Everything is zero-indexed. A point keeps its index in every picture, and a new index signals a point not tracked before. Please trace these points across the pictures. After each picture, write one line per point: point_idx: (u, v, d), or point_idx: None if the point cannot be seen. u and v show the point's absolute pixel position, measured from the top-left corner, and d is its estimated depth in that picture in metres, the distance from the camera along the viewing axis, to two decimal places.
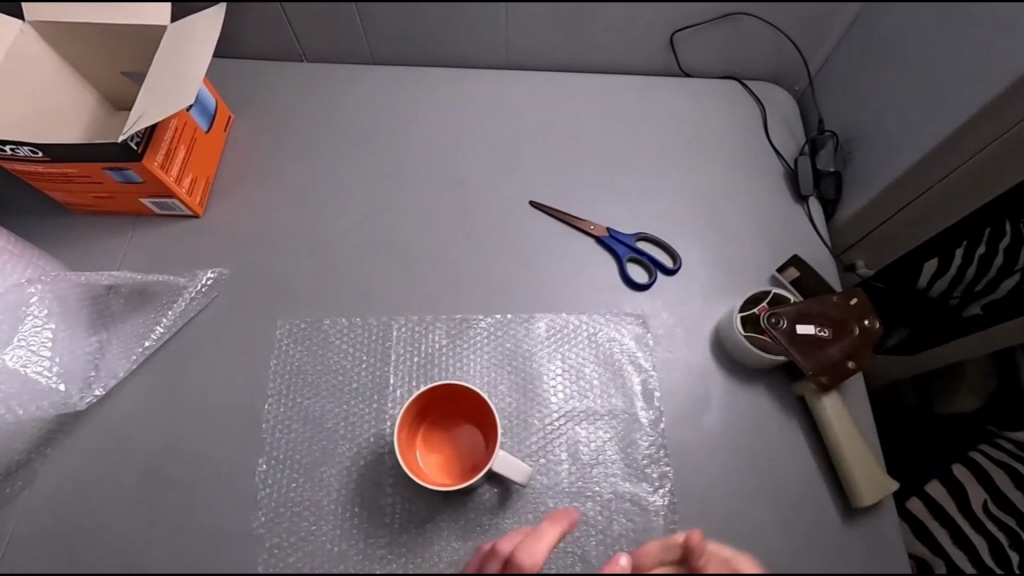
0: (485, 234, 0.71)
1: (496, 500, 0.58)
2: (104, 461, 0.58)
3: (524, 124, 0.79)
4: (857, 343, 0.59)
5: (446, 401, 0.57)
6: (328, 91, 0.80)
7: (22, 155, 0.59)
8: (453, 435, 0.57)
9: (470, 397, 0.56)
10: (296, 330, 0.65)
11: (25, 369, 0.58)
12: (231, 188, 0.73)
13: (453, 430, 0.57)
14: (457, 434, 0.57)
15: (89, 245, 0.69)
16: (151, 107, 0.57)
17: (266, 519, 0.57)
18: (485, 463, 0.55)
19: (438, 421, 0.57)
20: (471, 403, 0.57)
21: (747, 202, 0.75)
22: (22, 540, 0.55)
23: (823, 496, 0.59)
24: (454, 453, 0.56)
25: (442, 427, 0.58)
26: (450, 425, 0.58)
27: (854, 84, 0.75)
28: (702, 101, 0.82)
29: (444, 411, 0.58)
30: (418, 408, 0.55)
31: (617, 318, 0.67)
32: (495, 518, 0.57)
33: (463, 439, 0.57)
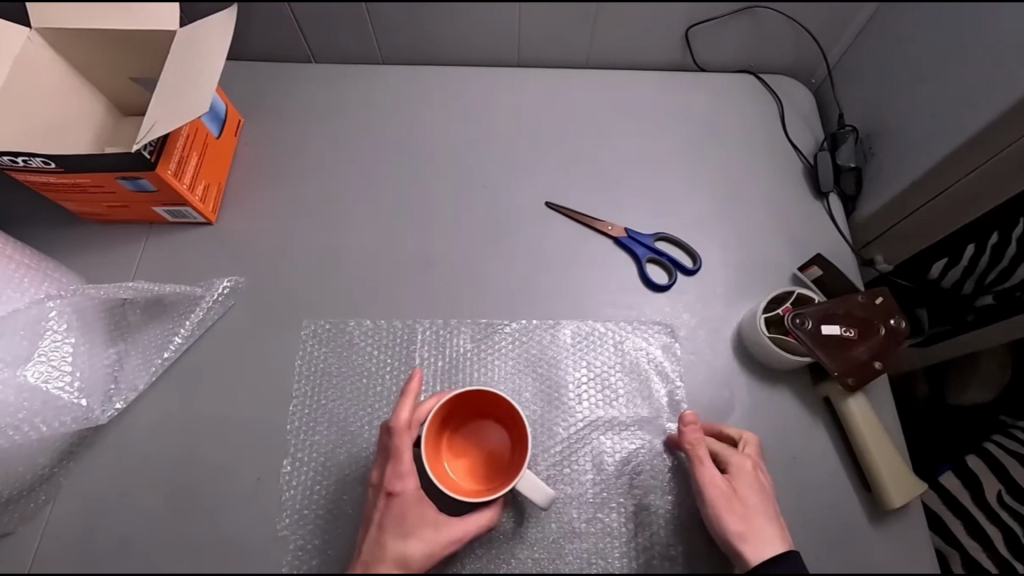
0: (502, 235, 0.70)
1: (518, 513, 0.58)
2: (126, 473, 0.58)
3: (538, 123, 0.78)
4: (882, 343, 0.59)
5: (476, 405, 0.56)
6: (338, 93, 0.79)
7: (35, 167, 0.58)
8: (479, 438, 0.56)
9: (500, 403, 0.54)
10: (321, 332, 0.65)
11: (47, 385, 0.57)
12: (245, 194, 0.72)
13: (481, 435, 0.56)
14: (486, 440, 0.56)
15: (104, 254, 0.68)
16: (164, 116, 0.56)
17: (291, 520, 0.57)
18: (511, 471, 0.54)
19: (464, 426, 0.57)
20: (501, 409, 0.55)
21: (766, 199, 0.74)
22: (46, 555, 0.55)
23: (850, 497, 0.58)
24: (480, 457, 0.56)
25: (469, 433, 0.57)
26: (477, 431, 0.56)
27: (875, 78, 0.73)
28: (718, 97, 0.81)
29: (469, 415, 0.56)
30: (447, 411, 0.54)
31: (644, 327, 0.66)
32: (515, 539, 0.57)
33: (489, 441, 0.56)
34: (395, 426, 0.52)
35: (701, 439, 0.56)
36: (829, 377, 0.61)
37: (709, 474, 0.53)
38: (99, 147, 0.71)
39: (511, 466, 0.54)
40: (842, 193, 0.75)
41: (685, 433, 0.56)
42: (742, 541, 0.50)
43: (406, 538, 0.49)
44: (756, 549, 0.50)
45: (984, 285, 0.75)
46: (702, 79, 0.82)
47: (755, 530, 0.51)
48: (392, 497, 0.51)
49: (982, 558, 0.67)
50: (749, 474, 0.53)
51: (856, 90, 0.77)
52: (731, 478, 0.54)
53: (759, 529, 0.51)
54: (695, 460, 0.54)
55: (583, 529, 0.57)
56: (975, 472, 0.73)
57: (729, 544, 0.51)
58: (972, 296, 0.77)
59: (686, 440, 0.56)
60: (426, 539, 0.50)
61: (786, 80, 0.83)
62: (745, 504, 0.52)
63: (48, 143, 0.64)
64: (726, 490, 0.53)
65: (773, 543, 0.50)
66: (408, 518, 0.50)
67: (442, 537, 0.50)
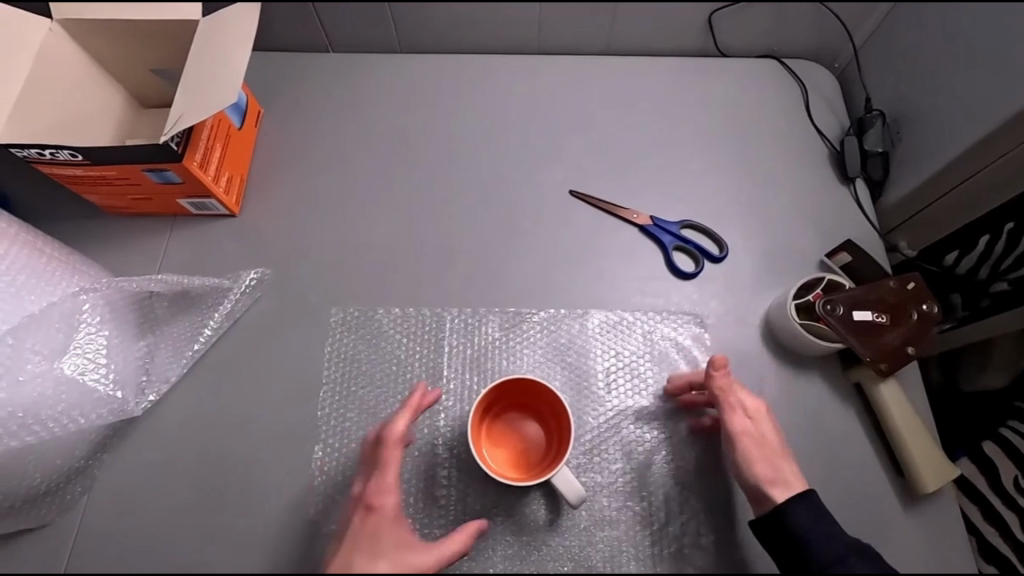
0: (525, 221, 0.70)
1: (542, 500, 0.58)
2: (159, 464, 0.58)
3: (558, 107, 0.77)
4: (915, 328, 0.59)
5: (525, 392, 0.56)
6: (358, 79, 0.79)
7: (62, 159, 0.57)
8: (517, 428, 0.56)
9: (544, 393, 0.55)
10: (349, 320, 0.65)
11: (83, 378, 0.56)
12: (266, 186, 0.72)
13: (521, 423, 0.57)
14: (526, 430, 0.56)
15: (128, 247, 0.68)
16: (191, 107, 0.56)
17: (323, 510, 0.57)
18: (552, 460, 0.54)
19: (508, 412, 0.57)
20: (543, 399, 0.56)
21: (791, 185, 0.73)
22: (85, 547, 0.55)
23: (880, 482, 0.59)
24: (521, 446, 0.56)
25: (510, 422, 0.57)
26: (514, 420, 0.57)
27: (902, 60, 0.73)
28: (742, 81, 0.80)
29: (508, 405, 0.57)
30: (494, 397, 0.55)
31: (675, 318, 0.66)
32: (546, 535, 0.57)
33: (527, 431, 0.56)
34: (391, 434, 0.50)
35: (730, 385, 0.55)
36: (860, 362, 0.61)
37: (737, 422, 0.54)
38: (121, 139, 0.70)
39: (550, 455, 0.55)
40: (868, 178, 0.74)
41: (715, 378, 0.55)
42: (770, 486, 0.51)
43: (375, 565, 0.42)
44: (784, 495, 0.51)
45: (1000, 271, 0.74)
46: (727, 63, 0.81)
47: (780, 471, 0.52)
48: (371, 511, 0.46)
49: (999, 543, 0.68)
50: (770, 417, 0.55)
51: (883, 74, 0.76)
52: (758, 423, 0.54)
53: (784, 472, 0.52)
54: (726, 404, 0.55)
55: (614, 518, 0.58)
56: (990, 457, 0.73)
57: (756, 489, 0.51)
58: (987, 282, 0.76)
59: (715, 386, 0.55)
60: (397, 561, 0.44)
61: (809, 64, 0.82)
62: (771, 448, 0.53)
63: (72, 135, 0.64)
64: (754, 436, 0.53)
65: (796, 482, 0.51)
66: (381, 540, 0.44)
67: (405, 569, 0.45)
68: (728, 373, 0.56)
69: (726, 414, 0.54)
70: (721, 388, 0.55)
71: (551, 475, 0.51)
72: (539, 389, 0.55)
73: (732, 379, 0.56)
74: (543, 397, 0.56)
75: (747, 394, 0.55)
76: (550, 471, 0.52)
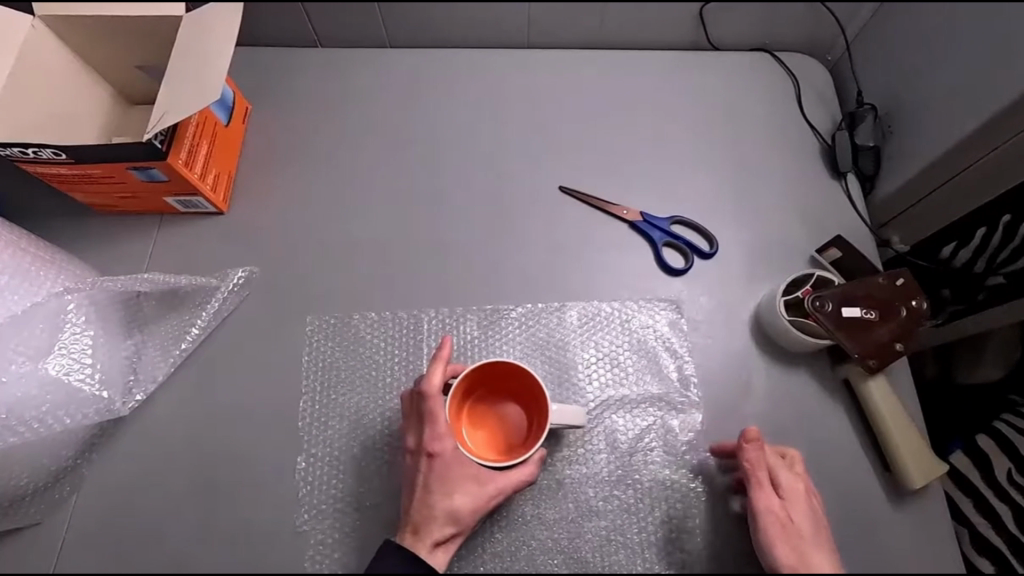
0: (516, 218, 0.70)
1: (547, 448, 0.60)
2: (148, 465, 0.58)
3: (548, 100, 0.77)
4: (904, 326, 0.59)
5: (491, 375, 0.56)
6: (346, 75, 0.78)
7: (46, 158, 0.57)
8: (488, 406, 0.56)
9: (509, 369, 0.55)
10: (326, 327, 0.64)
11: (69, 378, 0.56)
12: (254, 183, 0.72)
13: (497, 402, 0.57)
14: (502, 410, 0.56)
15: (117, 246, 0.68)
16: (172, 108, 0.55)
17: (310, 517, 0.57)
18: (529, 424, 0.56)
19: (481, 399, 0.57)
20: (508, 374, 0.56)
21: (782, 180, 0.73)
22: (75, 546, 0.55)
23: (869, 479, 0.59)
24: (495, 422, 0.56)
25: (485, 405, 0.57)
26: (483, 400, 0.57)
27: (895, 54, 0.72)
28: (733, 75, 0.79)
29: (476, 390, 0.56)
30: (465, 383, 0.55)
31: (651, 305, 0.66)
32: (534, 531, 0.57)
33: (496, 406, 0.57)
34: (428, 390, 0.52)
35: (762, 461, 0.53)
36: (850, 359, 0.61)
37: (765, 500, 0.51)
38: (108, 137, 0.70)
39: (530, 420, 0.55)
40: (860, 173, 0.73)
41: (746, 451, 0.53)
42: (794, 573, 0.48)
43: (452, 495, 0.50)
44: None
45: (996, 264, 0.74)
46: (718, 58, 0.80)
47: (808, 559, 0.49)
48: (434, 457, 0.51)
49: (991, 536, 0.66)
50: (803, 498, 0.52)
51: (875, 66, 0.75)
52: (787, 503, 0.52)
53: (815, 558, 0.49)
54: (752, 480, 0.52)
55: (600, 507, 0.58)
56: (986, 452, 0.71)
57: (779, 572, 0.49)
58: (983, 275, 0.76)
59: (745, 462, 0.53)
60: (471, 492, 0.50)
61: (801, 57, 0.81)
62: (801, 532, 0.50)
63: (57, 135, 0.64)
64: (782, 518, 0.51)
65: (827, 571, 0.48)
66: (452, 475, 0.50)
67: (485, 489, 0.51)
68: (762, 448, 0.53)
69: (753, 490, 0.52)
70: (751, 463, 0.53)
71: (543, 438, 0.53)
72: (505, 367, 0.55)
73: (765, 454, 0.53)
74: (510, 374, 0.56)
75: (778, 470, 0.53)
76: (541, 434, 0.53)
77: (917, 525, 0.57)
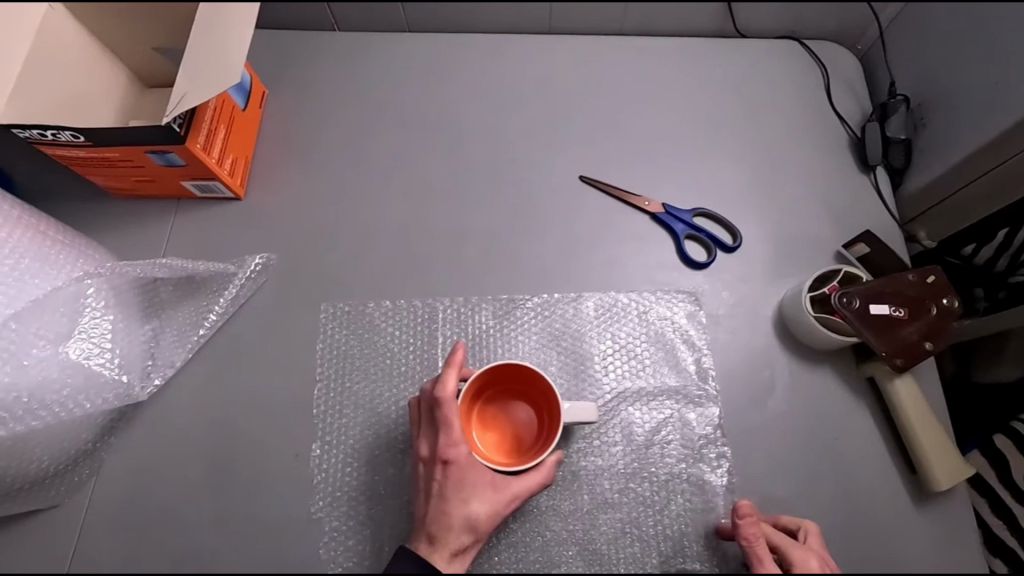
0: (536, 208, 0.69)
1: (560, 442, 0.59)
2: (165, 450, 0.58)
3: (569, 86, 0.75)
4: (933, 324, 0.57)
5: (497, 378, 0.56)
6: (365, 59, 0.77)
7: (64, 140, 0.56)
8: (495, 410, 0.57)
9: (515, 371, 0.55)
10: (340, 314, 0.64)
11: (89, 362, 0.55)
12: (271, 168, 0.71)
13: (505, 406, 0.57)
14: (511, 412, 0.57)
15: (134, 229, 0.68)
16: (193, 89, 0.54)
17: (325, 504, 0.57)
18: (537, 425, 0.56)
19: (489, 402, 0.57)
20: (515, 377, 0.56)
21: (808, 173, 0.71)
22: (95, 527, 0.56)
23: (890, 480, 0.58)
24: (503, 424, 0.57)
25: (493, 407, 0.57)
26: (490, 404, 0.57)
27: (930, 43, 0.70)
28: (760, 63, 0.77)
29: (483, 396, 0.57)
30: (474, 387, 0.55)
31: (670, 296, 0.65)
32: (548, 521, 0.57)
33: (503, 409, 0.57)
34: (442, 396, 0.51)
35: (759, 537, 0.50)
36: (876, 357, 0.59)
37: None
38: (123, 120, 0.69)
39: (542, 422, 0.56)
40: (890, 166, 0.71)
41: (741, 528, 0.51)
42: None
43: (469, 503, 0.49)
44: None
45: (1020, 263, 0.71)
46: (745, 44, 0.78)
47: None
48: (449, 464, 0.50)
49: (1007, 538, 0.64)
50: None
51: (910, 54, 0.72)
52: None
53: None
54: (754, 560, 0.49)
55: (616, 500, 0.57)
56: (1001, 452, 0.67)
57: None
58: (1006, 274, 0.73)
59: (743, 537, 0.50)
60: (488, 500, 0.49)
61: (831, 45, 0.79)
62: None
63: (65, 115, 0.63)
64: None
65: None
66: (467, 483, 0.49)
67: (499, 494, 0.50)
68: (756, 523, 0.51)
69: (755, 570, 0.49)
70: (749, 540, 0.50)
71: (556, 439, 0.53)
72: (513, 370, 0.55)
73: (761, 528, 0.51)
74: (516, 377, 0.56)
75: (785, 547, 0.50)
76: (553, 435, 0.53)
77: (937, 526, 0.56)
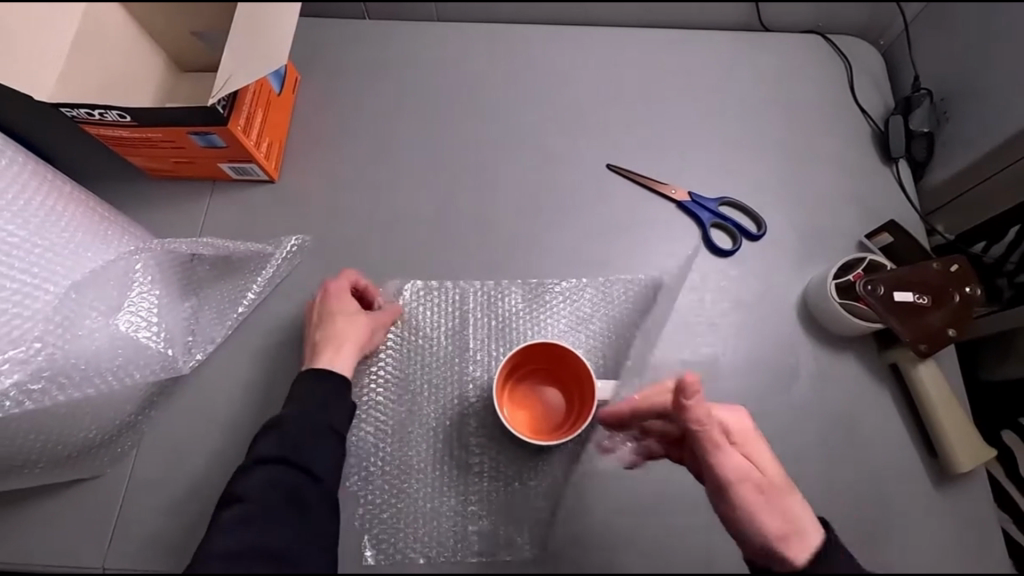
0: (565, 192, 0.70)
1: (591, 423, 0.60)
2: (203, 424, 0.60)
3: (597, 74, 0.77)
4: (957, 312, 0.59)
5: (529, 359, 0.58)
6: (397, 45, 0.78)
7: (111, 120, 0.58)
8: (527, 391, 0.59)
9: (548, 349, 0.58)
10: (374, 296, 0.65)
11: (137, 334, 0.58)
12: (305, 151, 0.72)
13: (535, 387, 0.59)
14: (541, 394, 0.59)
15: (171, 211, 0.69)
16: (240, 72, 0.55)
17: (360, 479, 0.58)
18: (568, 407, 0.58)
19: (520, 383, 0.59)
20: (548, 356, 0.58)
21: (832, 164, 0.72)
22: (136, 499, 0.57)
23: (910, 463, 0.60)
24: (535, 404, 0.58)
25: (524, 387, 0.59)
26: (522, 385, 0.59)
27: (953, 39, 0.71)
28: (786, 56, 0.78)
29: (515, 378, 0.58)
30: (508, 366, 0.57)
31: (698, 284, 0.66)
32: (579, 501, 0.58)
33: (534, 391, 0.59)
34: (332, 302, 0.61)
35: (708, 414, 0.53)
36: (899, 343, 0.61)
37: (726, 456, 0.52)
38: (161, 101, 0.68)
39: (574, 403, 0.58)
40: (912, 159, 0.72)
41: (692, 406, 0.53)
42: (785, 534, 0.48)
43: (341, 352, 0.57)
44: (800, 548, 0.47)
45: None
46: (771, 36, 0.80)
47: (784, 505, 0.50)
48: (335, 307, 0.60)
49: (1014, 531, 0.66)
50: (752, 433, 0.54)
51: (934, 49, 0.74)
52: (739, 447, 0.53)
53: (787, 499, 0.50)
54: (706, 439, 0.53)
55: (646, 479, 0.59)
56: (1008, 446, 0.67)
57: (768, 536, 0.48)
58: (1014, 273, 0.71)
59: (694, 415, 0.53)
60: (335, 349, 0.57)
61: (855, 40, 0.80)
62: (766, 478, 0.52)
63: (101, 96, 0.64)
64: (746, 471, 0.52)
65: (805, 515, 0.49)
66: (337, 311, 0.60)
67: (361, 340, 0.59)
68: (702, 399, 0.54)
69: (711, 451, 0.53)
70: (700, 416, 0.53)
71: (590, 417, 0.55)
72: (546, 349, 0.57)
73: (707, 405, 0.54)
74: (547, 357, 0.58)
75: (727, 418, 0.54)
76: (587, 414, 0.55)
77: (955, 508, 0.58)
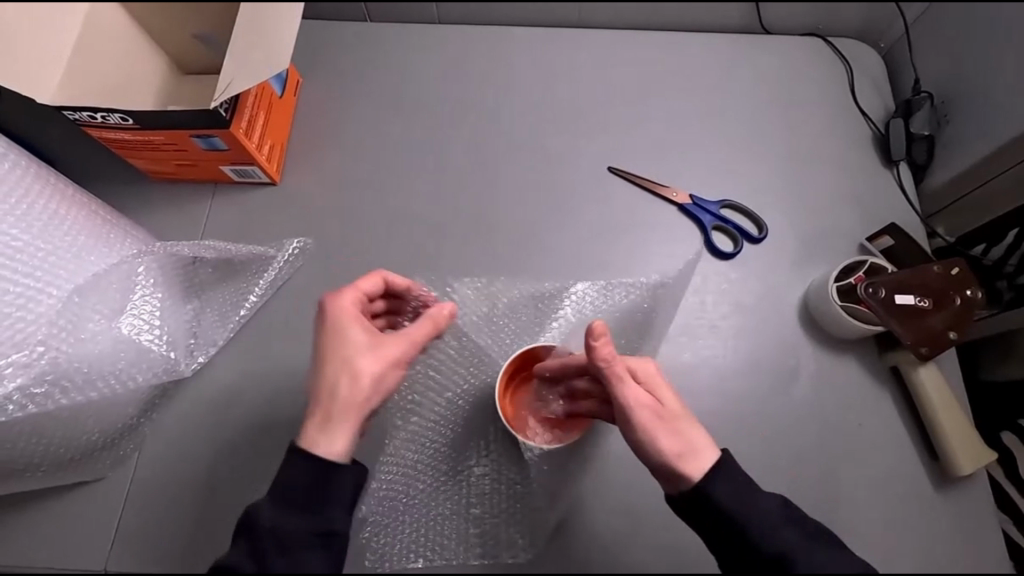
0: (566, 194, 0.70)
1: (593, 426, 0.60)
2: (204, 427, 0.60)
3: (598, 76, 0.77)
4: (957, 315, 0.59)
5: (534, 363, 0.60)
6: (398, 47, 0.78)
7: (113, 123, 0.58)
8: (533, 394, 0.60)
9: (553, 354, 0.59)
10: None
11: (139, 337, 0.58)
12: (306, 153, 0.72)
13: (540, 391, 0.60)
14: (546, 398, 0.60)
15: (173, 213, 0.69)
16: (241, 76, 0.55)
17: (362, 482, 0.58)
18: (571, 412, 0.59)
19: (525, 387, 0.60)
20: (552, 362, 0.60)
21: (832, 167, 0.73)
22: (138, 502, 0.57)
23: (911, 466, 0.60)
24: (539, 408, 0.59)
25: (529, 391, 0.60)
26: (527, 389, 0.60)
27: (953, 42, 0.71)
28: (786, 58, 0.78)
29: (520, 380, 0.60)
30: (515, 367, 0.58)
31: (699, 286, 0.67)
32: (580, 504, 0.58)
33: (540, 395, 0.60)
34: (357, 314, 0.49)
35: (614, 356, 0.48)
36: (900, 346, 0.61)
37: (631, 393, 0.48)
38: (162, 104, 0.69)
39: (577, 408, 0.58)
40: (913, 162, 0.73)
41: (598, 350, 0.47)
42: (681, 458, 0.46)
43: (334, 435, 0.45)
44: (694, 466, 0.46)
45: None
46: (772, 38, 0.80)
47: (685, 433, 0.47)
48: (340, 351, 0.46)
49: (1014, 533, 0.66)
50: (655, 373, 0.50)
51: (935, 52, 0.74)
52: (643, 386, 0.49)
53: (682, 424, 0.48)
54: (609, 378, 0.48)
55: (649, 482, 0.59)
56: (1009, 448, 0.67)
57: (667, 465, 0.47)
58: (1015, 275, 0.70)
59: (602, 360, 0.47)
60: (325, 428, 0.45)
61: (855, 43, 0.81)
62: (666, 410, 0.48)
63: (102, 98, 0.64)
64: (649, 405, 0.48)
65: (705, 443, 0.47)
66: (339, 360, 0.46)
67: (365, 403, 0.46)
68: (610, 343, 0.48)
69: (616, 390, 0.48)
70: (606, 359, 0.47)
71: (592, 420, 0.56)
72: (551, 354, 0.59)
73: (615, 349, 0.48)
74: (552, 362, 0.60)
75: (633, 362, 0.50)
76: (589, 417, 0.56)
77: (956, 511, 0.58)
